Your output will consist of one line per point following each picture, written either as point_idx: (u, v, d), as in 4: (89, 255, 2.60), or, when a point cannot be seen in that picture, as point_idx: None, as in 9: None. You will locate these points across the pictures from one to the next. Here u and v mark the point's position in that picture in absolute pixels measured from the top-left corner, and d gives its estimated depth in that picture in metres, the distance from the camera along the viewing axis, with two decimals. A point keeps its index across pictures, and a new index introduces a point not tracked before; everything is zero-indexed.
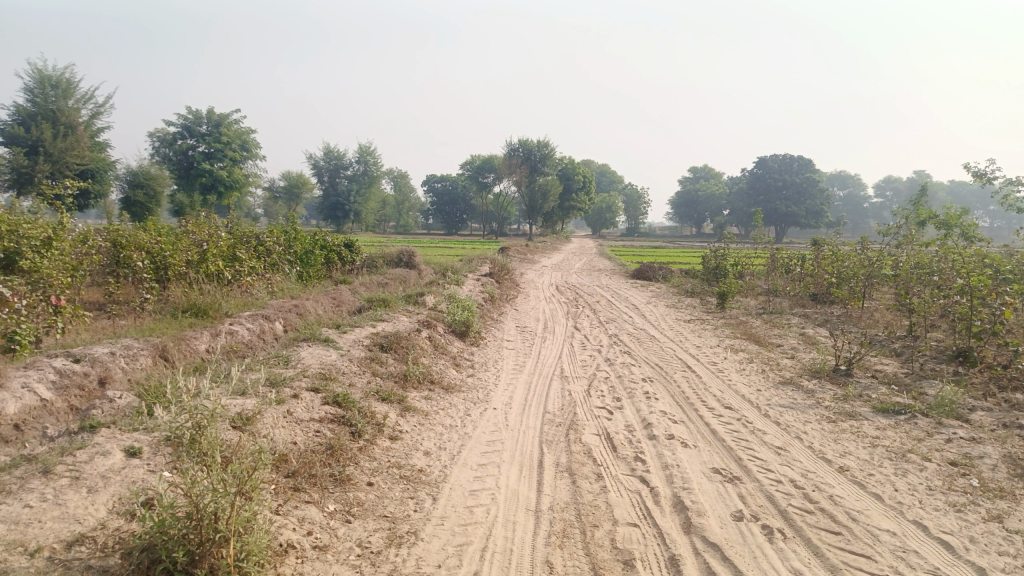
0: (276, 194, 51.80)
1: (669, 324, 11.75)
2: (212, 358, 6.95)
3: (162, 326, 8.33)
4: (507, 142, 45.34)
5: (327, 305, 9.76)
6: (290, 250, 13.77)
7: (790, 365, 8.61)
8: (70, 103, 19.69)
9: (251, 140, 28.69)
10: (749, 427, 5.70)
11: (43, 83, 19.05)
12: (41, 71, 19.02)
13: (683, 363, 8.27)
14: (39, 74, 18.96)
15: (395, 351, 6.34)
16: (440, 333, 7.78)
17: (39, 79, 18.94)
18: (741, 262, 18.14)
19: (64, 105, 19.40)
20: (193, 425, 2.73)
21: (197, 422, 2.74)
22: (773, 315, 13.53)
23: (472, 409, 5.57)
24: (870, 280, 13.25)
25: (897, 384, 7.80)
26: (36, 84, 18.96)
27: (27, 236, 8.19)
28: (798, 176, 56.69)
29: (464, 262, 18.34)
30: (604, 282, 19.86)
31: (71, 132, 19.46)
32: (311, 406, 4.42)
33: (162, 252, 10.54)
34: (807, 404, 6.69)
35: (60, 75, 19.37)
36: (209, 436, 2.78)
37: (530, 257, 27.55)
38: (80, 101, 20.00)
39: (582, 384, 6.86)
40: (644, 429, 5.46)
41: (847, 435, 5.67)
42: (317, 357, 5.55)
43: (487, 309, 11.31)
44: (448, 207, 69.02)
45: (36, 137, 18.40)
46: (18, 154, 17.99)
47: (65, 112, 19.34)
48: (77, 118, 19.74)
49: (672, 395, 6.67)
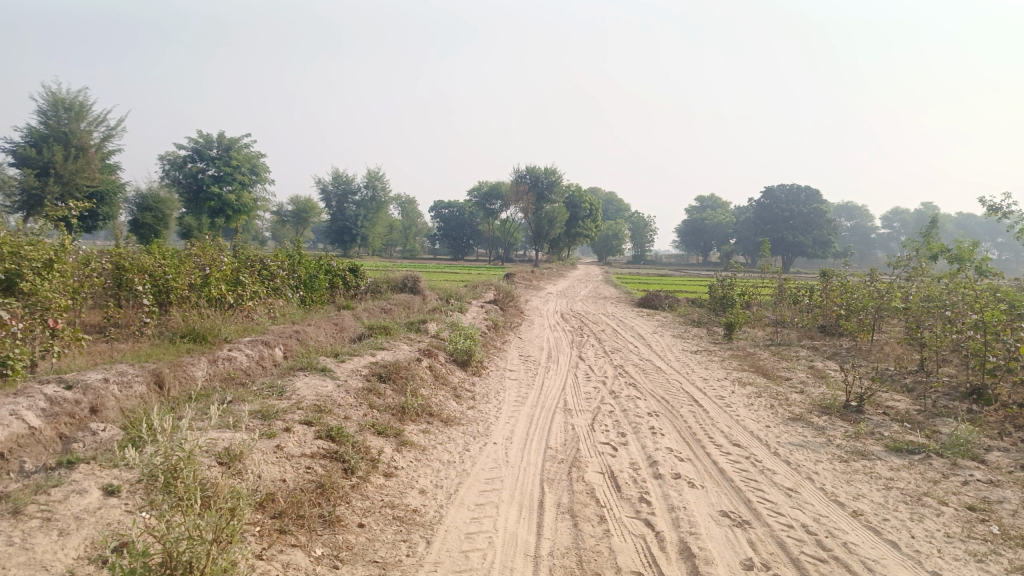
0: (283, 218, 51.99)
1: (675, 355, 11.56)
2: (208, 385, 6.79)
3: (160, 352, 8.20)
4: (515, 168, 45.62)
5: (329, 331, 9.61)
6: (294, 275, 13.67)
7: (799, 400, 8.40)
8: (82, 126, 19.80)
9: (260, 164, 28.80)
10: (758, 466, 5.51)
11: (57, 106, 19.19)
12: (55, 94, 19.17)
13: (689, 397, 8.07)
14: (52, 97, 19.10)
15: (393, 382, 6.17)
16: (441, 363, 7.62)
17: (52, 102, 19.09)
18: (748, 292, 17.96)
19: (76, 128, 19.50)
20: (169, 467, 2.57)
21: (174, 464, 2.58)
22: (781, 347, 13.34)
23: (472, 444, 5.39)
24: (880, 312, 13.05)
25: (910, 421, 7.58)
26: (49, 107, 19.09)
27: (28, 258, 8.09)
28: (805, 206, 56.67)
29: (469, 288, 18.22)
30: (610, 310, 19.70)
31: (82, 155, 19.54)
32: (303, 441, 4.26)
33: (165, 276, 10.45)
34: (817, 442, 6.48)
35: (73, 98, 19.51)
36: (188, 478, 2.64)
37: (536, 284, 27.43)
38: (92, 124, 20.12)
39: (586, 418, 6.68)
40: (649, 467, 5.27)
41: (860, 476, 5.47)
42: (313, 388, 5.39)
43: (491, 337, 11.15)
44: (455, 233, 69.13)
45: (47, 158, 18.48)
46: (28, 176, 18.05)
47: (77, 134, 19.43)
48: (89, 141, 19.84)
49: (679, 430, 6.47)
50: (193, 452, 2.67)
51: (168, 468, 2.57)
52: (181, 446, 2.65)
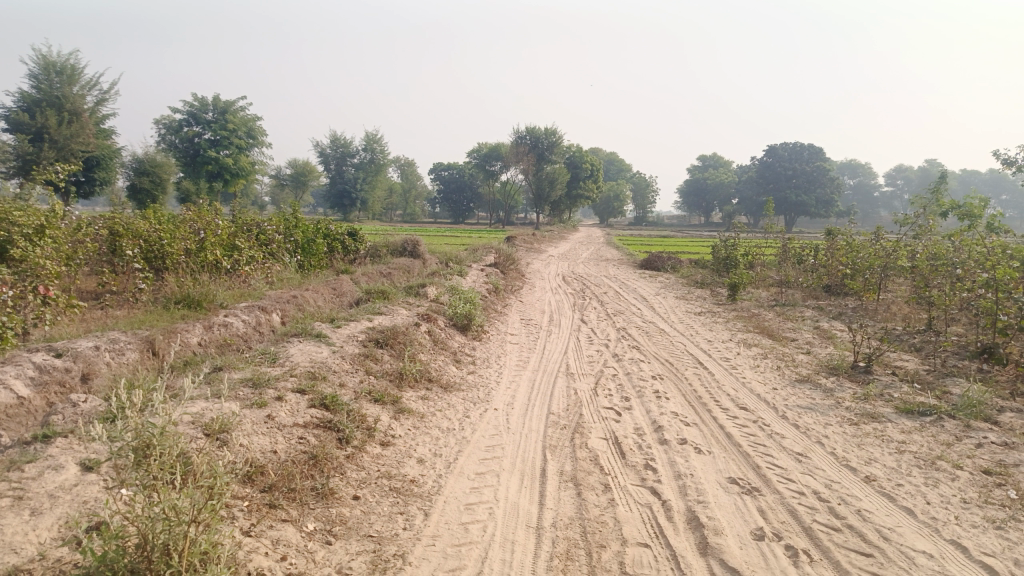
0: (282, 182, 51.47)
1: (679, 317, 11.39)
2: (203, 352, 6.63)
3: (154, 318, 8.01)
4: (515, 130, 45.06)
5: (327, 296, 9.42)
6: (290, 239, 13.43)
7: (806, 361, 8.24)
8: (75, 90, 19.39)
9: (257, 128, 28.33)
10: (766, 430, 5.36)
11: (48, 69, 18.77)
12: (46, 57, 18.71)
13: (694, 360, 7.91)
14: (43, 60, 18.66)
15: (391, 347, 5.99)
16: (440, 327, 7.44)
17: (43, 65, 18.67)
18: (752, 253, 17.73)
19: (68, 92, 19.09)
20: (141, 444, 2.37)
21: (146, 442, 2.38)
22: (786, 307, 13.15)
23: (472, 410, 5.24)
24: (887, 271, 12.82)
25: (920, 382, 7.42)
26: (41, 70, 18.68)
27: (18, 224, 7.88)
28: (808, 164, 56.00)
29: (469, 252, 18.00)
30: (612, 272, 19.49)
31: (76, 119, 19.15)
32: (296, 410, 4.08)
33: (159, 241, 10.24)
34: (826, 404, 6.33)
35: (65, 61, 19.05)
36: (164, 453, 2.43)
37: (537, 246, 27.15)
38: (85, 87, 19.69)
39: (589, 382, 6.52)
40: (654, 433, 5.12)
41: (871, 440, 5.32)
42: (307, 355, 5.21)
43: (491, 301, 10.96)
44: (455, 196, 68.59)
45: (40, 123, 18.14)
46: (22, 141, 17.71)
47: (70, 98, 19.03)
48: (82, 105, 19.44)
49: (684, 394, 6.32)
50: (168, 427, 2.49)
51: (141, 445, 2.39)
52: (155, 421, 2.45)
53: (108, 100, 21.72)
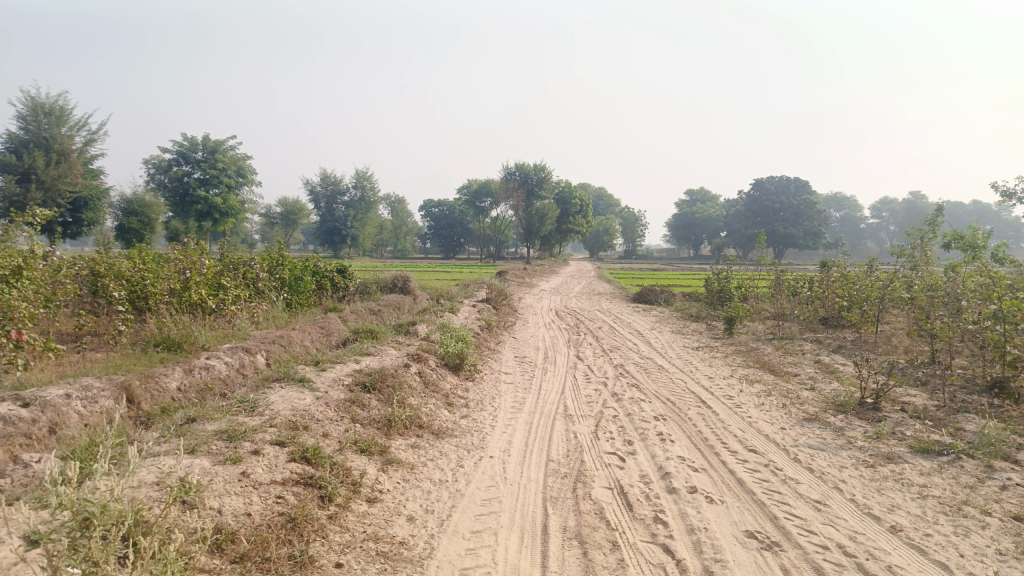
0: (272, 220, 51.22)
1: (676, 353, 11.09)
2: (182, 399, 6.25)
3: (131, 362, 7.65)
4: (504, 165, 45.21)
5: (314, 336, 9.08)
6: (276, 277, 13.10)
7: (811, 398, 7.95)
8: (63, 131, 19.14)
9: (246, 166, 28.12)
10: (779, 475, 5.04)
11: (36, 110, 18.54)
12: (34, 98, 18.51)
13: (696, 398, 7.60)
14: (32, 102, 18.45)
15: (379, 392, 5.66)
16: (431, 368, 7.11)
17: (31, 106, 18.44)
18: (746, 285, 17.53)
19: (57, 133, 18.83)
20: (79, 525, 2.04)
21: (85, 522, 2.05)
22: (785, 341, 12.89)
23: (465, 459, 4.90)
24: (885, 303, 12.63)
25: (931, 418, 7.13)
26: (29, 111, 18.44)
27: None
28: (796, 197, 56.47)
29: (460, 287, 17.72)
30: (605, 306, 19.24)
31: (64, 160, 18.90)
32: (274, 465, 3.74)
33: (142, 281, 9.90)
34: (838, 444, 6.01)
35: (54, 102, 18.84)
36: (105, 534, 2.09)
37: (528, 281, 26.93)
38: (73, 128, 19.46)
39: (589, 425, 6.19)
40: (661, 480, 4.79)
41: (891, 484, 5.00)
42: (288, 402, 4.87)
43: (484, 338, 10.63)
44: (445, 232, 68.60)
45: (28, 164, 17.87)
46: (9, 182, 17.43)
47: (58, 139, 18.77)
48: (71, 145, 19.20)
49: (689, 436, 5.99)
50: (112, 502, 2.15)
51: (79, 526, 2.05)
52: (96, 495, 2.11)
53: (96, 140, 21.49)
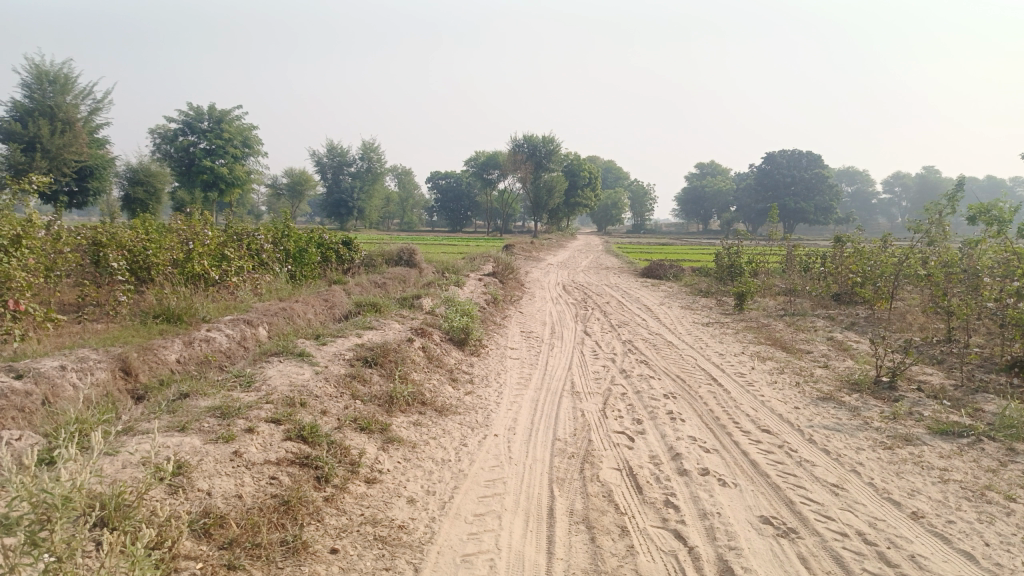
0: (279, 192, 50.90)
1: (686, 328, 10.88)
2: (182, 371, 6.11)
3: (129, 334, 7.50)
4: (511, 137, 44.38)
5: (317, 308, 8.91)
6: (281, 248, 12.93)
7: (825, 376, 7.74)
8: (67, 99, 18.86)
9: (253, 137, 27.81)
10: (794, 457, 4.87)
11: (40, 79, 18.26)
12: (38, 65, 18.24)
13: (707, 375, 7.41)
14: (35, 69, 18.14)
15: (381, 367, 5.49)
16: (435, 342, 6.94)
17: (36, 74, 18.16)
18: (757, 260, 17.23)
19: (61, 101, 18.55)
20: (38, 516, 1.89)
21: (45, 513, 1.89)
22: (796, 317, 12.66)
23: (469, 438, 4.73)
24: (899, 279, 12.36)
25: (949, 398, 6.91)
26: (33, 79, 18.16)
27: None
28: (807, 172, 55.73)
29: (467, 261, 17.53)
30: (613, 281, 19.01)
31: (69, 129, 18.67)
32: (268, 444, 3.58)
33: (144, 251, 9.73)
34: (854, 425, 5.81)
35: (58, 70, 18.56)
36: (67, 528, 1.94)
37: (536, 255, 26.66)
38: (78, 97, 19.16)
39: (597, 402, 6.01)
40: (671, 462, 4.62)
41: (910, 468, 4.81)
42: (286, 377, 4.71)
43: (489, 313, 10.44)
44: (452, 205, 68.26)
45: (33, 133, 17.67)
46: (14, 151, 17.23)
47: (63, 108, 18.51)
48: (76, 114, 18.94)
49: (700, 415, 5.81)
50: (77, 493, 2.00)
51: (39, 518, 1.90)
52: (59, 486, 1.96)
53: (101, 110, 21.23)
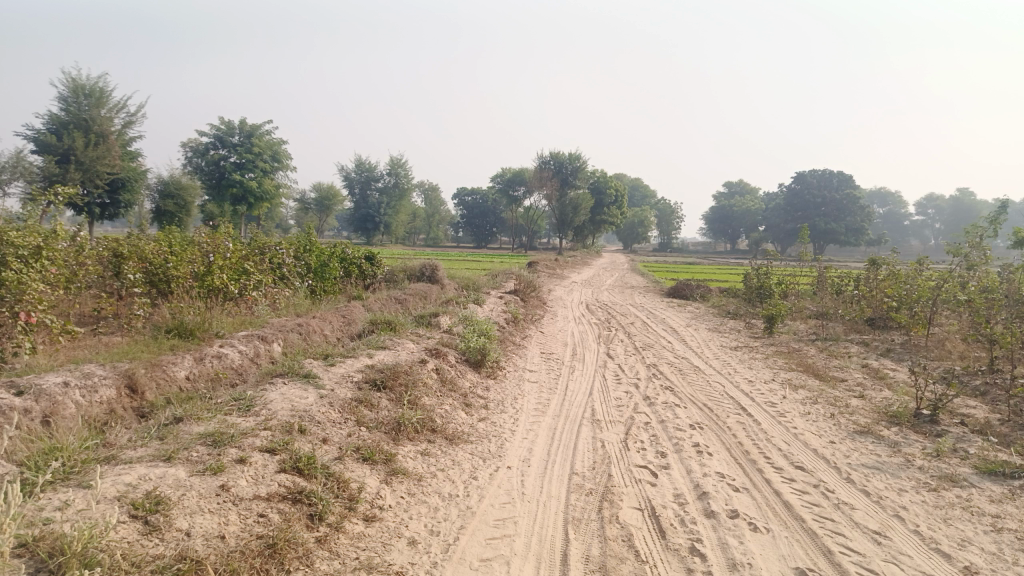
0: (307, 207, 51.18)
1: (713, 352, 10.50)
2: (190, 390, 5.86)
3: (139, 349, 7.29)
4: (539, 155, 44.66)
5: (334, 324, 8.70)
6: (302, 262, 12.77)
7: (860, 407, 7.32)
8: (102, 113, 19.04)
9: (283, 151, 27.92)
10: (831, 499, 4.49)
11: (77, 92, 18.47)
12: (75, 79, 18.42)
13: (735, 404, 7.03)
14: (72, 83, 18.37)
15: (390, 391, 5.22)
16: (450, 364, 6.67)
17: (72, 87, 18.38)
18: (787, 282, 16.75)
19: (97, 115, 18.75)
20: None
21: None
22: (828, 342, 12.20)
23: (480, 470, 4.43)
24: (937, 305, 11.86)
25: (996, 434, 6.45)
26: (70, 93, 18.38)
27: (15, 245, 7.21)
28: (837, 192, 54.84)
29: (489, 278, 17.27)
30: (638, 301, 18.63)
31: (103, 141, 18.82)
32: (259, 476, 3.33)
33: (165, 264, 9.61)
34: (895, 464, 5.41)
35: (94, 83, 18.76)
36: None
37: (560, 273, 26.34)
38: (113, 111, 19.33)
39: (618, 432, 5.67)
40: (697, 501, 4.28)
41: (960, 513, 4.39)
42: (288, 401, 4.45)
43: (509, 333, 10.17)
44: (478, 221, 68.31)
45: (68, 145, 17.83)
46: (49, 162, 17.40)
47: (98, 121, 18.68)
48: (110, 127, 19.10)
49: (729, 449, 5.45)
50: None
51: None
52: None
53: (133, 123, 21.43)
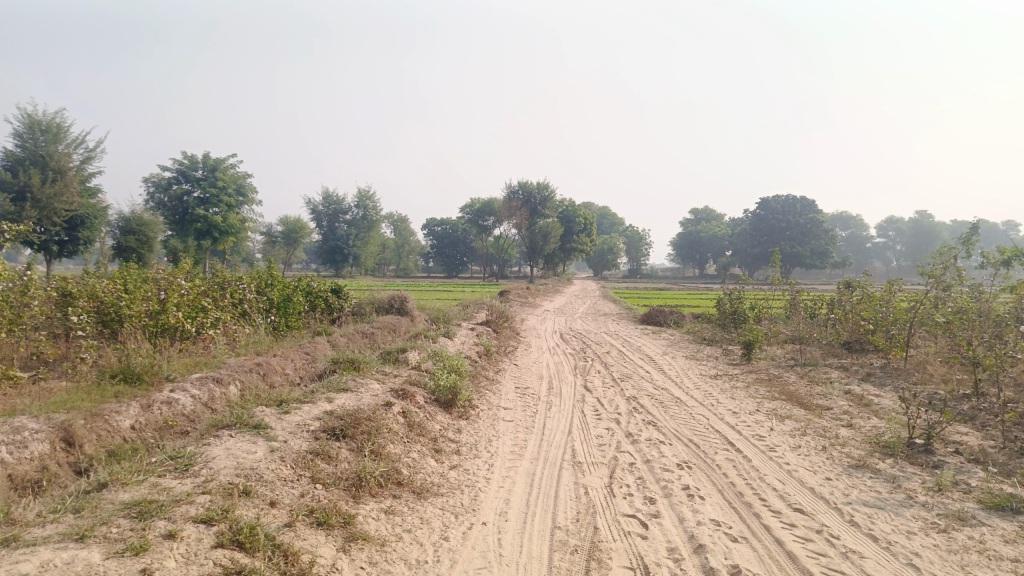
0: (274, 239, 50.21)
1: (693, 382, 10.14)
2: (138, 442, 5.16)
3: (79, 397, 6.54)
4: (507, 185, 44.68)
5: (296, 363, 8.17)
6: (264, 297, 12.20)
7: (851, 438, 6.98)
8: (61, 149, 18.31)
9: (248, 185, 27.26)
10: (838, 548, 4.10)
11: (33, 128, 17.78)
12: (30, 115, 17.70)
13: (722, 440, 6.64)
14: (29, 119, 17.69)
15: (350, 440, 4.74)
16: (418, 406, 6.19)
17: (28, 123, 17.68)
18: (760, 306, 16.55)
19: (54, 150, 18.01)
20: None
21: None
22: (808, 368, 11.93)
23: (453, 529, 3.97)
24: (915, 326, 11.63)
25: (994, 464, 6.14)
26: (26, 129, 17.68)
27: None
28: (801, 216, 55.64)
29: (459, 309, 16.81)
30: (612, 328, 18.28)
31: (62, 178, 18.07)
32: (190, 554, 2.83)
33: (116, 302, 8.99)
34: (898, 502, 5.05)
35: (52, 119, 18.06)
36: None
37: (532, 301, 26.00)
38: (71, 146, 18.64)
39: (602, 476, 5.24)
40: (694, 557, 3.85)
41: (977, 559, 4.00)
42: (232, 458, 3.95)
43: (481, 367, 9.71)
44: (448, 250, 67.99)
45: (23, 182, 17.05)
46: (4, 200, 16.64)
47: (55, 157, 17.94)
48: (68, 163, 18.36)
49: (722, 492, 5.04)
50: None
51: None
52: None
53: (93, 158, 20.70)
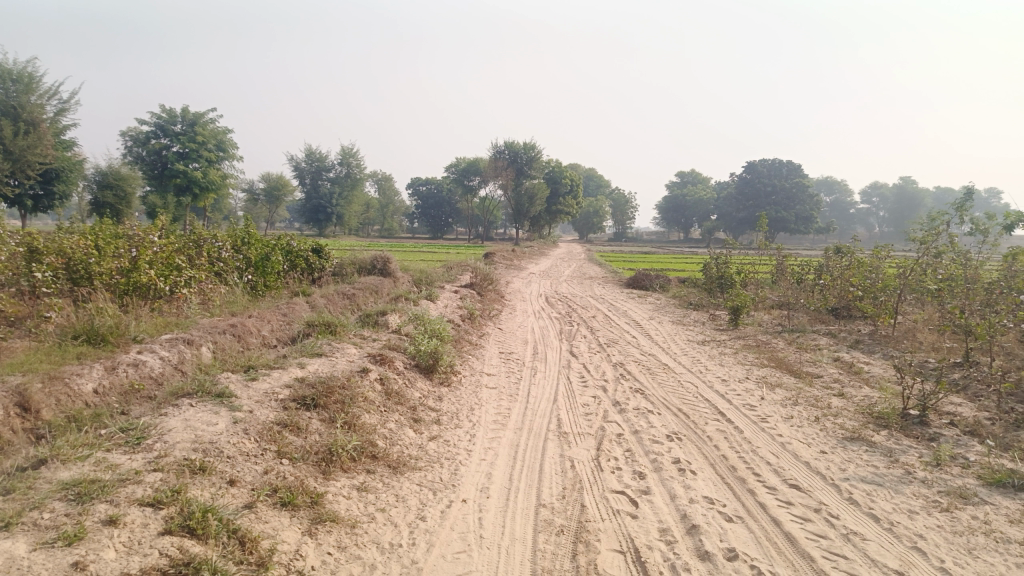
0: (256, 196, 49.18)
1: (680, 348, 9.93)
2: (99, 407, 4.79)
3: (39, 359, 6.14)
4: (494, 143, 43.54)
5: (272, 325, 7.82)
6: (241, 256, 11.74)
7: (843, 408, 6.79)
8: (33, 99, 17.43)
9: (229, 141, 26.43)
10: (839, 529, 3.88)
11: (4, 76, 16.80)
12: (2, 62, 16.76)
13: (712, 409, 6.42)
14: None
15: (322, 410, 4.43)
16: (396, 372, 5.89)
17: None
18: (748, 270, 16.36)
19: (26, 101, 17.09)
20: None
21: None
22: (796, 334, 11.76)
23: (430, 508, 3.69)
24: (905, 292, 11.43)
25: (989, 436, 5.96)
26: None
27: None
28: (788, 181, 55.36)
29: (442, 270, 16.46)
30: (598, 292, 18.05)
31: (34, 130, 17.24)
32: (133, 543, 2.53)
33: (85, 257, 8.53)
34: (896, 478, 4.84)
35: (23, 68, 17.12)
36: None
37: (516, 264, 25.69)
38: (44, 97, 17.74)
39: (589, 448, 4.99)
40: (687, 539, 3.61)
41: (982, 541, 3.80)
42: (190, 430, 3.64)
43: (464, 331, 9.40)
44: (434, 211, 67.32)
45: None
46: None
47: (27, 108, 17.03)
48: (42, 115, 17.50)
49: (714, 466, 4.81)
50: None
51: None
52: None
53: (67, 110, 19.83)
